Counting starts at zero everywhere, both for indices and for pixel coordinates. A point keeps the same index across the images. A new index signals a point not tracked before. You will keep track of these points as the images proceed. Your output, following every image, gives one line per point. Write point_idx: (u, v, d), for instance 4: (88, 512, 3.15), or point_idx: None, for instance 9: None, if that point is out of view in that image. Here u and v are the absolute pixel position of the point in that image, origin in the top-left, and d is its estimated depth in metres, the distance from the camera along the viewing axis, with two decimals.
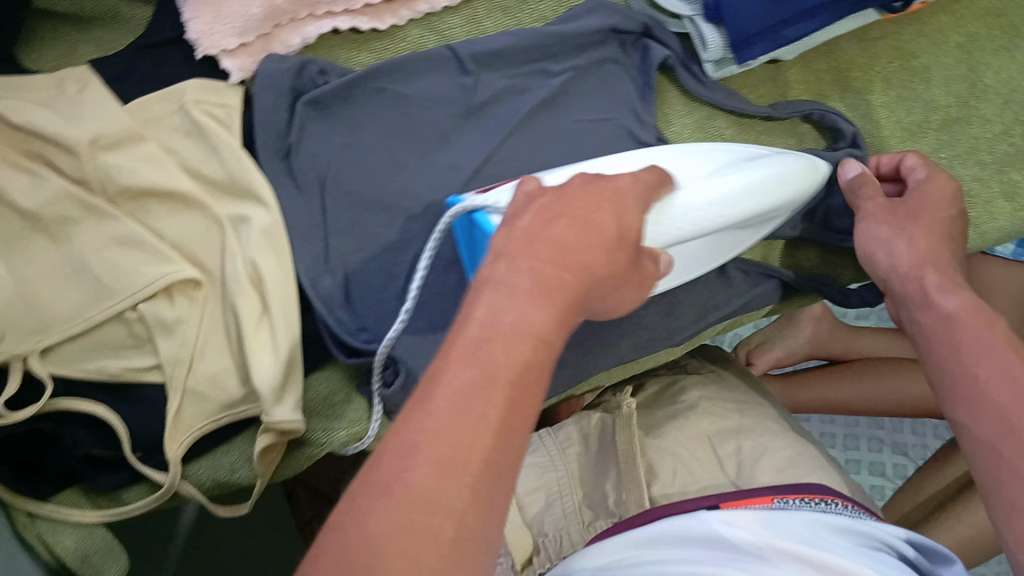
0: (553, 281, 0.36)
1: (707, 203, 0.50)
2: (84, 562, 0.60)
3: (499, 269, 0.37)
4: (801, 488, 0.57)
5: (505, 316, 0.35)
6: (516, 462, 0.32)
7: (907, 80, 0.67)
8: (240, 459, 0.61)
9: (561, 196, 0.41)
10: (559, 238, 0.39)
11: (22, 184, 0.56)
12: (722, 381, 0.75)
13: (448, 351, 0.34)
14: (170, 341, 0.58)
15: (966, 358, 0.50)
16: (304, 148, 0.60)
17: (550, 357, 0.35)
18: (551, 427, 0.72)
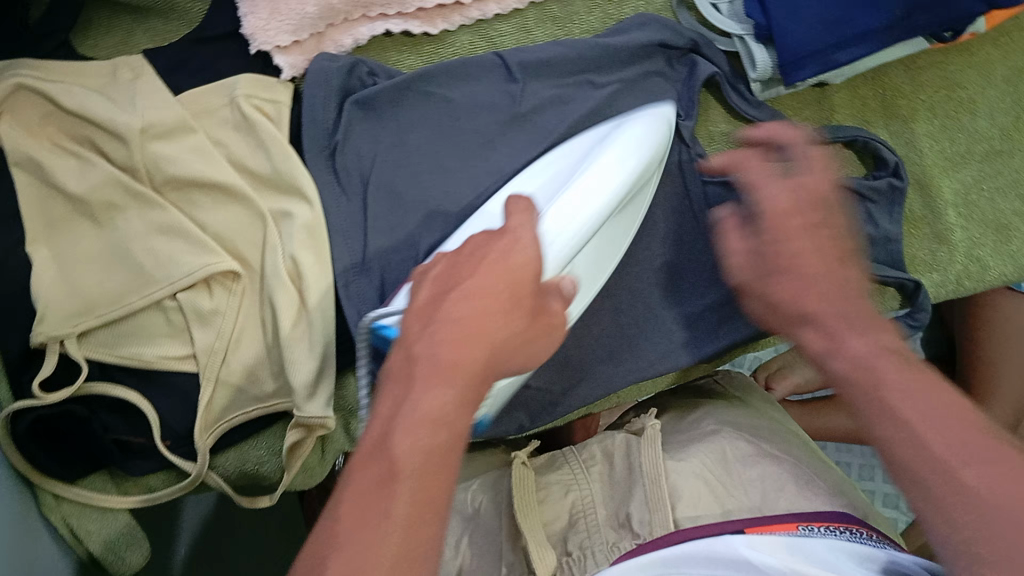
0: (455, 358, 0.36)
1: (574, 205, 0.51)
2: (106, 548, 0.61)
3: (401, 359, 0.37)
4: (821, 515, 0.55)
5: (409, 407, 0.34)
6: (437, 540, 0.33)
7: (952, 111, 0.68)
8: (266, 453, 0.62)
9: (453, 266, 0.41)
10: (465, 308, 0.38)
11: (71, 168, 0.57)
12: (748, 407, 0.71)
13: (355, 458, 0.34)
14: (206, 332, 0.58)
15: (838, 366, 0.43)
16: (349, 147, 0.61)
17: (461, 433, 0.35)
18: (575, 447, 0.68)
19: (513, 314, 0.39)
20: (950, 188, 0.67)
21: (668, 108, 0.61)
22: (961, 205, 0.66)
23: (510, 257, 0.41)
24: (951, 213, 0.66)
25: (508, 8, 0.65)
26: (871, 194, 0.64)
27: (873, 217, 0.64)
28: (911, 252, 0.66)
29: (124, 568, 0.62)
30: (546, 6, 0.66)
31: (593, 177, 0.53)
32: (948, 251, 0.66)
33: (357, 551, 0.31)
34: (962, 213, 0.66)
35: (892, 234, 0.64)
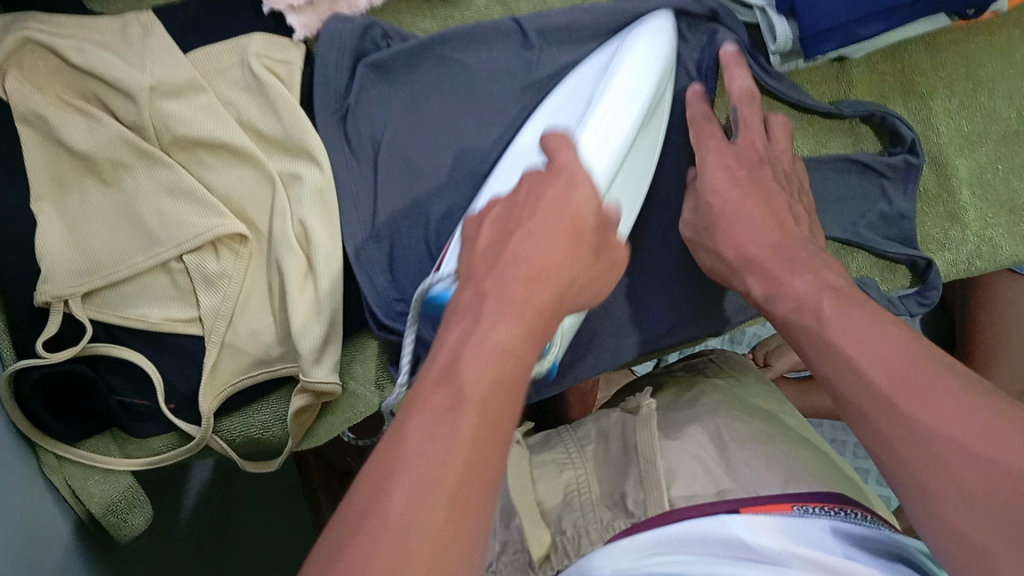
0: (524, 298, 0.36)
1: (600, 139, 0.49)
2: (108, 510, 0.60)
3: (468, 295, 0.37)
4: (816, 496, 0.52)
5: (477, 339, 0.34)
6: (496, 479, 0.32)
7: (971, 89, 0.67)
8: (272, 418, 0.62)
9: (513, 206, 0.42)
10: (531, 249, 0.39)
11: (78, 124, 0.56)
12: (744, 387, 0.69)
13: (420, 381, 0.33)
14: (213, 295, 0.58)
15: (836, 348, 0.44)
16: (361, 111, 0.60)
17: (526, 369, 0.35)
18: (569, 427, 0.65)
19: (577, 254, 0.40)
20: (965, 166, 0.67)
21: (668, 18, 0.59)
22: (976, 184, 0.67)
23: (569, 198, 0.41)
24: (966, 191, 0.66)
25: None
26: (888, 170, 0.64)
27: (888, 195, 0.64)
28: (924, 229, 0.66)
29: (127, 531, 0.61)
30: None
31: (618, 97, 0.51)
32: (961, 229, 0.66)
33: (426, 468, 0.30)
34: (976, 192, 0.67)
35: (906, 211, 0.64)
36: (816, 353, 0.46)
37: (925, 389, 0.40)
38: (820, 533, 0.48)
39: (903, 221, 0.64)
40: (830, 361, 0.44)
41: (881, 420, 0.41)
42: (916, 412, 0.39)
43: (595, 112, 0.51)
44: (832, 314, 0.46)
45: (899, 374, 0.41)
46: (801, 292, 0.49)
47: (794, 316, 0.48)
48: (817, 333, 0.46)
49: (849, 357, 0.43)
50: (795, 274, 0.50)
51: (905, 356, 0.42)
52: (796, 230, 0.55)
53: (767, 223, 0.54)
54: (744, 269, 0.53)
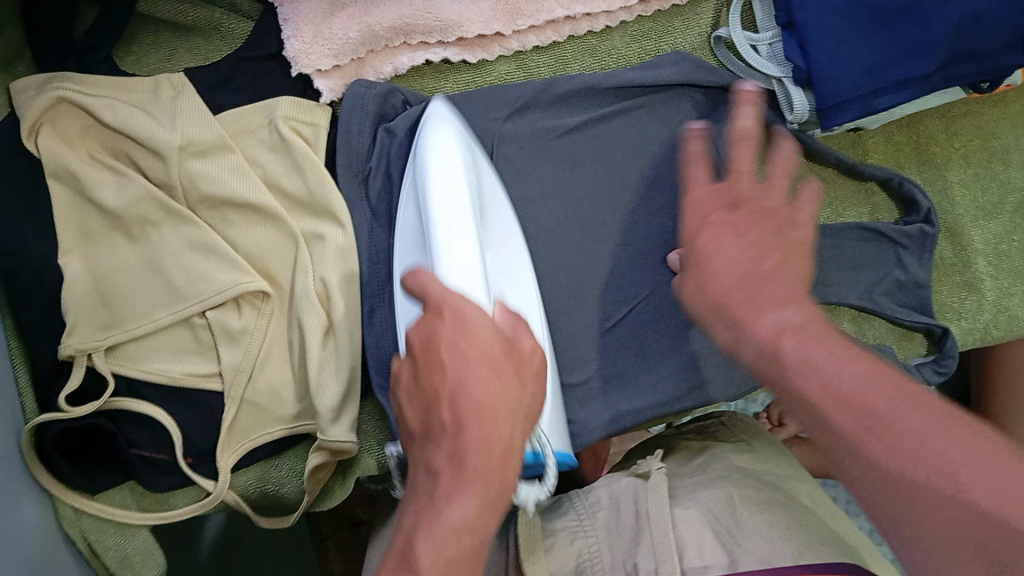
0: (477, 462, 0.38)
1: (462, 254, 0.48)
2: (123, 563, 0.60)
3: (422, 474, 0.40)
4: (830, 566, 0.53)
5: (433, 518, 0.38)
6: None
7: (986, 160, 0.68)
8: (287, 473, 0.62)
9: (420, 361, 0.41)
10: (463, 381, 0.39)
11: (108, 182, 0.57)
12: (755, 451, 0.69)
13: (384, 573, 0.38)
14: (234, 350, 0.59)
15: (795, 407, 0.43)
16: (382, 173, 0.61)
17: (489, 529, 0.39)
18: (579, 492, 0.66)
19: (508, 379, 0.40)
20: (980, 236, 0.67)
21: (442, 108, 0.57)
22: (991, 253, 0.67)
23: (468, 334, 0.40)
24: (982, 260, 0.67)
25: (547, 39, 0.66)
26: (903, 238, 0.64)
27: (904, 263, 0.65)
28: (940, 298, 0.67)
29: None
30: (585, 38, 0.67)
31: (446, 209, 0.49)
32: (977, 297, 0.67)
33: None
34: (992, 262, 0.67)
35: (921, 279, 0.65)
36: None
37: None
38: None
39: (919, 290, 0.65)
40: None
41: (832, 449, 0.40)
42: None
43: (436, 224, 0.48)
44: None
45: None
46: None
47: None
48: None
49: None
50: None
51: None
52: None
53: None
54: None
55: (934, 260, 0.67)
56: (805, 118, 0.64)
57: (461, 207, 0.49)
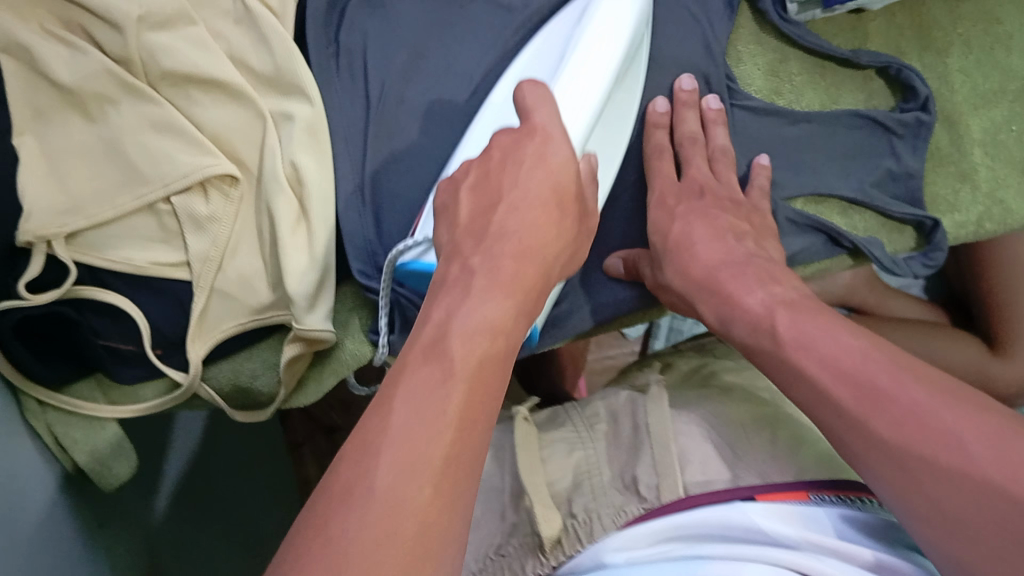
0: (510, 272, 0.40)
1: (574, 102, 0.49)
2: (92, 458, 0.59)
3: (455, 269, 0.40)
4: (837, 482, 0.57)
5: (466, 312, 0.38)
6: (482, 438, 0.35)
7: (989, 45, 0.68)
8: (261, 367, 0.60)
9: (489, 171, 0.44)
10: (529, 215, 0.42)
11: (61, 55, 0.53)
12: (750, 369, 0.74)
13: (410, 352, 0.37)
14: (202, 238, 0.56)
15: (802, 373, 0.47)
16: (352, 48, 0.59)
17: (516, 338, 0.39)
18: (577, 405, 0.72)
19: (559, 220, 0.42)
20: (978, 126, 0.66)
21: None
22: (988, 143, 0.66)
23: (547, 158, 0.43)
24: (978, 151, 0.66)
25: None
26: (897, 126, 0.63)
27: (897, 153, 0.63)
28: (934, 190, 0.65)
29: (112, 479, 0.60)
30: None
31: (579, 72, 0.51)
32: (971, 189, 0.65)
33: (415, 445, 0.33)
34: (989, 152, 0.66)
35: (914, 170, 0.63)
36: (783, 375, 0.49)
37: (886, 397, 0.44)
38: (832, 519, 0.54)
39: (911, 180, 0.64)
40: (803, 390, 0.48)
41: (856, 441, 0.45)
42: (882, 427, 0.43)
43: (566, 75, 0.51)
44: (787, 333, 0.49)
45: (863, 391, 0.45)
46: (761, 305, 0.51)
47: (751, 339, 0.51)
48: (777, 355, 0.49)
49: (814, 383, 0.47)
50: (746, 289, 0.52)
51: (863, 364, 0.46)
52: (741, 246, 0.55)
53: (715, 244, 0.56)
54: (696, 295, 0.55)
55: (929, 149, 0.65)
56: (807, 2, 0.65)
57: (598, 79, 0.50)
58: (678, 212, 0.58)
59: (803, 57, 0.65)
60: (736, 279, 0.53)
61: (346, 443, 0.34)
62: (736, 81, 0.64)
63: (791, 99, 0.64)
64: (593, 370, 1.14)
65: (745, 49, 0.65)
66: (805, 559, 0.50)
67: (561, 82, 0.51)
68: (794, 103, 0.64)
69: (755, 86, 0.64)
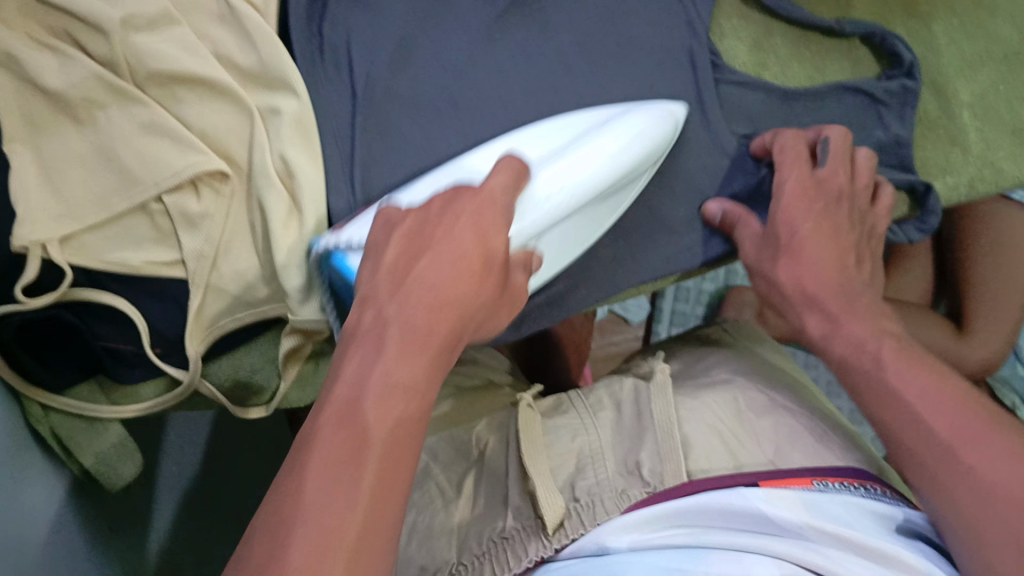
0: (423, 331, 0.41)
1: (564, 175, 0.51)
2: (98, 460, 0.60)
3: (369, 319, 0.42)
4: (838, 471, 0.59)
5: (379, 375, 0.40)
6: (397, 502, 0.38)
7: (973, 11, 0.68)
8: (260, 361, 0.62)
9: (425, 220, 0.46)
10: (436, 269, 0.43)
11: (50, 64, 0.53)
12: (747, 356, 0.74)
13: (324, 414, 0.39)
14: (195, 237, 0.56)
15: (900, 399, 0.51)
16: (337, 39, 0.59)
17: (430, 398, 0.41)
18: (578, 393, 0.70)
19: (478, 281, 0.44)
20: (966, 89, 0.66)
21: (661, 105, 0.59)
22: (976, 106, 0.66)
23: (478, 226, 0.45)
24: (966, 114, 0.66)
25: None
26: (884, 96, 0.63)
27: (884, 121, 0.63)
28: (925, 153, 0.65)
29: (118, 480, 0.61)
30: None
31: (564, 165, 0.51)
32: (962, 153, 0.65)
33: (333, 513, 0.35)
34: (978, 115, 0.66)
35: (903, 138, 0.63)
36: (877, 396, 0.53)
37: (976, 441, 0.49)
38: (835, 504, 0.56)
39: (901, 147, 0.64)
40: (888, 406, 0.52)
41: (945, 475, 0.49)
42: (974, 459, 0.48)
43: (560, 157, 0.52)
44: (892, 364, 0.52)
45: (959, 430, 0.49)
46: (860, 335, 0.54)
47: (852, 356, 0.55)
48: (875, 375, 0.53)
49: (913, 413, 0.51)
50: (859, 319, 0.55)
51: (960, 408, 0.50)
52: (836, 273, 0.57)
53: (837, 271, 0.57)
54: (805, 305, 0.57)
55: (918, 115, 0.65)
56: None
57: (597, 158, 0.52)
58: None
59: (786, 30, 0.66)
60: None
61: (264, 502, 0.37)
62: (720, 57, 0.64)
63: (776, 71, 0.65)
64: (597, 359, 1.14)
65: (727, 23, 0.66)
66: (810, 553, 0.51)
67: (542, 170, 0.51)
68: (778, 75, 0.65)
69: (739, 60, 0.65)
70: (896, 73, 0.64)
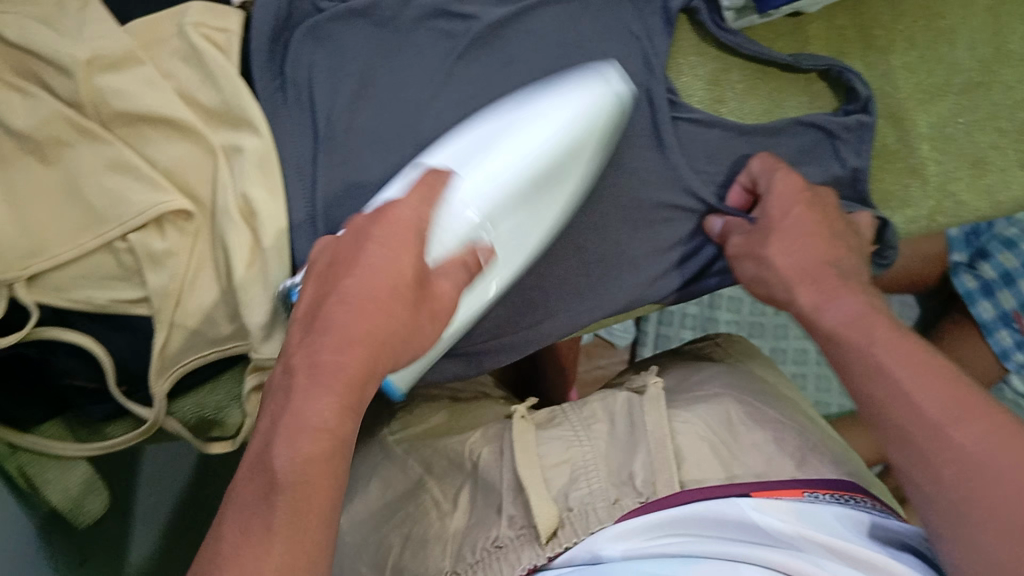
0: (328, 366, 0.41)
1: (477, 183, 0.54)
2: (64, 497, 0.60)
3: (281, 370, 0.43)
4: (829, 483, 0.58)
5: (290, 419, 0.41)
6: (315, 532, 0.40)
7: (931, 41, 0.69)
8: (226, 398, 0.62)
9: (336, 256, 0.45)
10: (344, 302, 0.42)
11: (16, 103, 0.54)
12: (744, 372, 0.72)
13: (241, 471, 0.42)
14: (160, 275, 0.56)
15: (904, 394, 0.49)
16: (296, 77, 0.59)
17: (348, 430, 0.42)
18: (572, 406, 0.67)
19: (405, 305, 0.43)
20: (925, 121, 0.67)
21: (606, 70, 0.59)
22: (936, 137, 0.67)
23: (391, 252, 0.43)
24: (925, 145, 0.67)
25: None
26: (841, 131, 0.64)
27: (840, 155, 0.64)
28: (885, 186, 0.67)
29: (86, 516, 0.62)
30: None
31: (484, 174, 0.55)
32: (921, 184, 0.67)
33: (242, 568, 0.39)
34: (937, 146, 0.67)
35: (859, 170, 0.64)
36: (864, 371, 0.52)
37: (964, 419, 0.47)
38: (829, 520, 0.55)
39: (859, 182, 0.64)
40: (900, 405, 0.49)
41: (927, 441, 0.48)
42: (969, 436, 0.46)
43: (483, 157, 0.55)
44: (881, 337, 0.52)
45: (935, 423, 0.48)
46: (848, 309, 0.54)
47: (846, 325, 0.54)
48: (861, 347, 0.52)
49: (896, 381, 0.50)
50: (835, 297, 0.55)
51: (958, 393, 0.48)
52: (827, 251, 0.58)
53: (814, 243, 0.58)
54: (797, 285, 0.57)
55: (876, 149, 0.66)
56: (739, 5, 0.66)
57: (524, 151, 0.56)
58: None
59: (745, 64, 0.67)
60: None
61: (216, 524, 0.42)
62: (678, 94, 0.65)
63: (733, 107, 0.66)
64: (585, 383, 1.13)
65: (685, 60, 0.66)
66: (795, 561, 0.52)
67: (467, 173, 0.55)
68: (736, 110, 0.67)
69: (697, 97, 0.66)
70: (854, 109, 0.65)
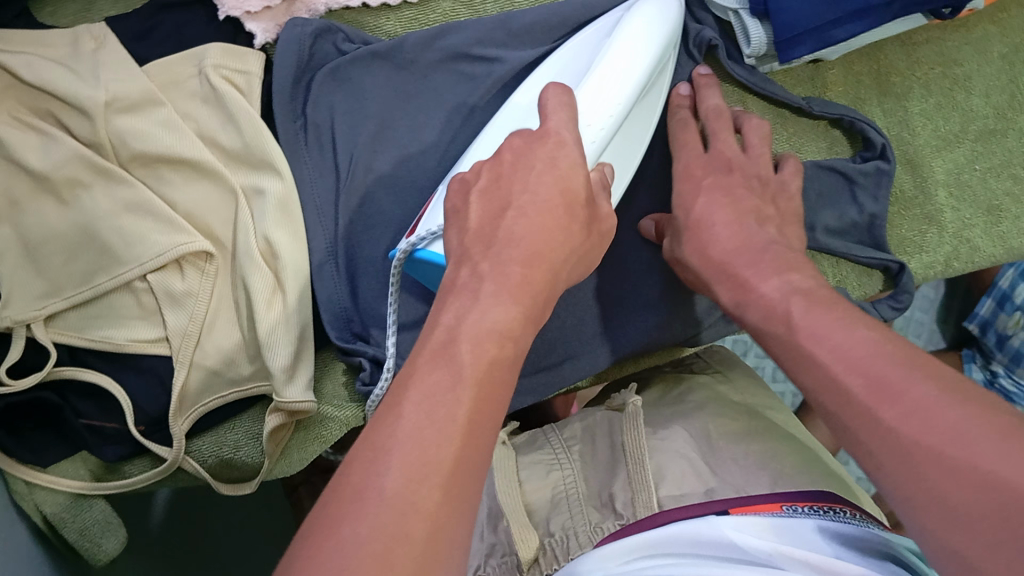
0: (518, 278, 0.38)
1: (602, 96, 0.50)
2: (81, 535, 0.60)
3: (465, 274, 0.38)
4: (809, 496, 0.51)
5: (475, 319, 0.35)
6: (493, 434, 0.33)
7: (947, 88, 0.70)
8: (244, 437, 0.61)
9: (498, 175, 0.42)
10: (518, 220, 0.40)
11: (31, 143, 0.54)
12: (733, 381, 0.68)
13: (419, 354, 0.34)
14: (179, 314, 0.56)
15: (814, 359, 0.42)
16: (317, 120, 0.60)
17: (523, 345, 0.37)
18: (553, 427, 0.65)
19: (568, 226, 0.41)
20: (941, 167, 0.69)
21: None
22: (952, 184, 0.69)
23: (558, 164, 0.42)
24: (942, 192, 0.69)
25: None
26: (858, 177, 0.65)
27: (857, 200, 0.65)
28: (899, 232, 0.68)
29: (101, 555, 0.61)
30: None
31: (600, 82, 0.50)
32: (938, 231, 0.68)
33: (422, 444, 0.30)
34: (953, 192, 0.69)
35: (875, 216, 0.66)
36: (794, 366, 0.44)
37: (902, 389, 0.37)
38: (810, 534, 0.46)
39: (874, 227, 0.66)
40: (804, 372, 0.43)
41: (854, 423, 0.38)
42: (888, 416, 0.36)
43: (592, 75, 0.51)
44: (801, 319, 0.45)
45: (872, 380, 0.38)
46: (775, 297, 0.48)
47: (774, 324, 0.47)
48: (789, 338, 0.45)
49: (821, 362, 0.42)
50: (763, 278, 0.49)
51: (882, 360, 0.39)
52: (761, 232, 0.54)
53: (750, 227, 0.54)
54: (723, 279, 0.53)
55: (893, 193, 0.68)
56: (762, 52, 0.64)
57: (631, 71, 0.51)
58: (696, 208, 0.56)
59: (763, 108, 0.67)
60: (753, 268, 0.51)
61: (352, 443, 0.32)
62: None
63: None
64: None
65: None
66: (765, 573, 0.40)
67: (581, 90, 0.51)
68: None
69: None
70: (863, 155, 0.67)
